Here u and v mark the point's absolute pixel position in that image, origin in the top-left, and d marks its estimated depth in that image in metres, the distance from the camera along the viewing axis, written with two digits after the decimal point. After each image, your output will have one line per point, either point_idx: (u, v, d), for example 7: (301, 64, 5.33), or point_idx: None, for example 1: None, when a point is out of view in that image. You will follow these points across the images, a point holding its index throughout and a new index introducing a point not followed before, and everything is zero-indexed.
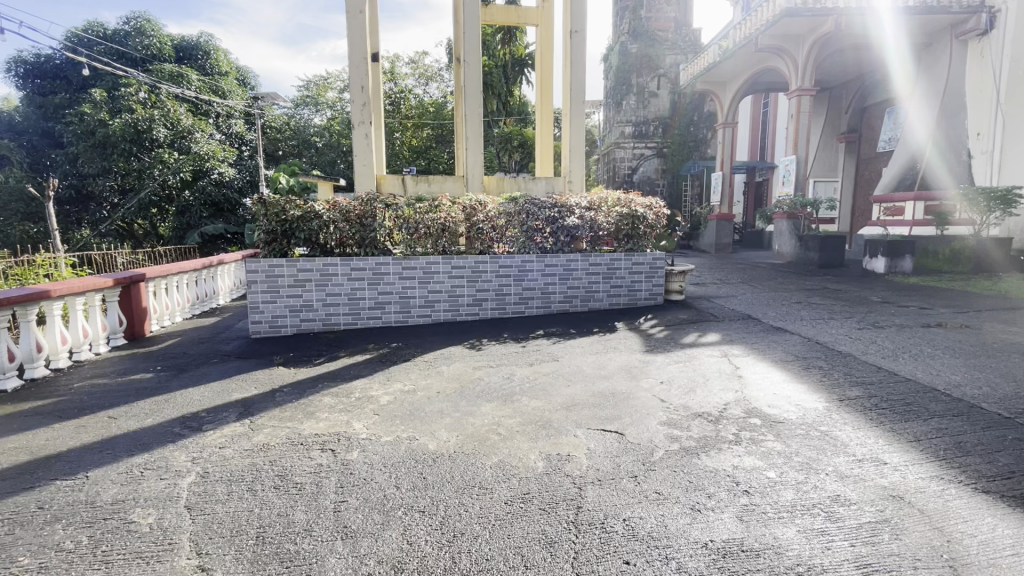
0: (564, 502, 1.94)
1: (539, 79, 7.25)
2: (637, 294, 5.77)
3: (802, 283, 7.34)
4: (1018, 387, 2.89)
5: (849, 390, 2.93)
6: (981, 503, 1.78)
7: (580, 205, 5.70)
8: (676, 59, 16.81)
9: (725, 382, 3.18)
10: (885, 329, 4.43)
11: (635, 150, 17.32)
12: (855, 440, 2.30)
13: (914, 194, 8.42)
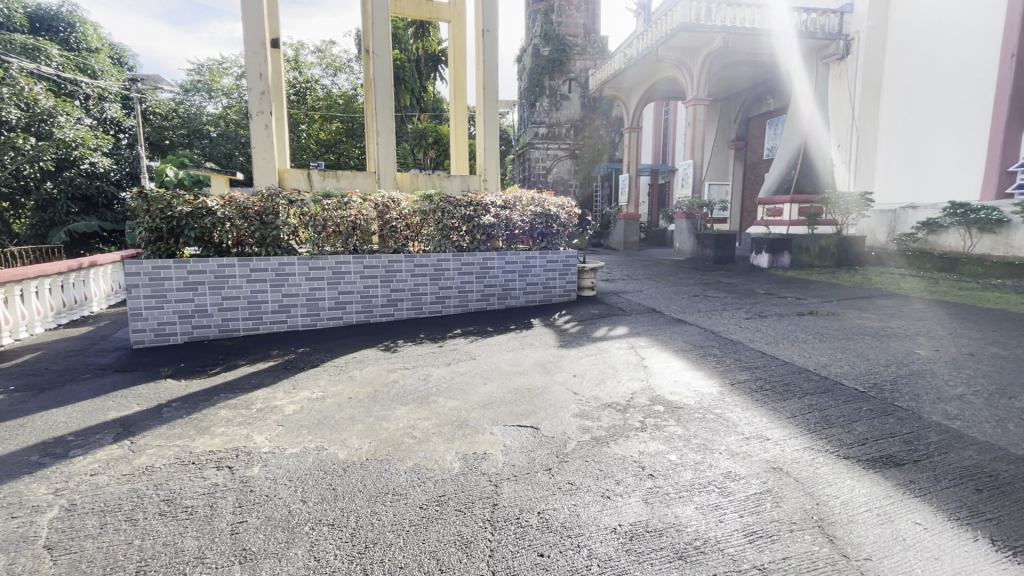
0: (481, 501, 1.94)
1: (453, 76, 7.18)
2: (553, 291, 5.92)
3: (700, 278, 7.96)
4: (872, 365, 3.34)
5: (739, 374, 3.23)
6: (841, 466, 2.05)
7: (496, 203, 5.68)
8: (585, 64, 17.49)
9: (632, 372, 3.37)
10: (768, 318, 4.95)
11: (549, 151, 17.83)
12: (744, 420, 2.53)
13: (791, 196, 9.17)
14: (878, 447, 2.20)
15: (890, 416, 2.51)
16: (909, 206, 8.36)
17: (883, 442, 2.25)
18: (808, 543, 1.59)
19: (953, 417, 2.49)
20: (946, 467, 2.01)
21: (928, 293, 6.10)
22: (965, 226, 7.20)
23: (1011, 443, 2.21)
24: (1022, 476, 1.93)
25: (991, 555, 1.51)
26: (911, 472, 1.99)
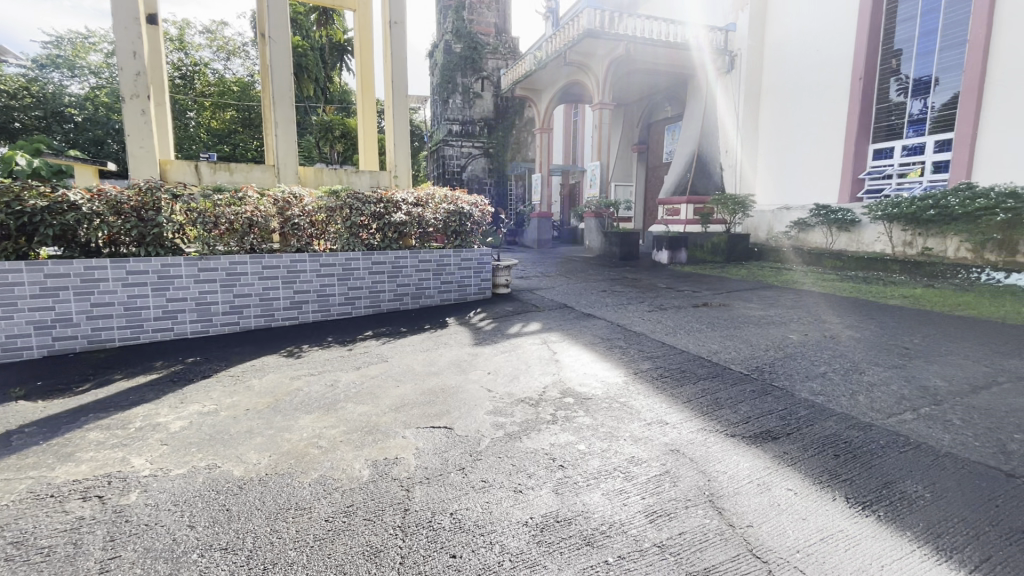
0: (391, 507, 1.88)
1: (359, 66, 6.88)
2: (467, 289, 5.90)
3: (609, 274, 8.36)
4: (754, 350, 3.72)
5: (641, 364, 3.43)
6: (728, 444, 2.25)
7: (407, 200, 5.54)
8: (497, 64, 17.60)
9: (544, 367, 3.45)
10: (668, 310, 5.33)
11: (462, 149, 17.75)
12: (645, 406, 2.70)
13: (687, 197, 10.00)
14: (759, 424, 2.44)
15: (768, 396, 2.81)
16: (784, 207, 9.39)
17: (763, 418, 2.50)
18: (700, 517, 1.72)
19: (818, 393, 2.83)
20: (813, 438, 2.28)
21: (800, 284, 6.90)
22: (828, 225, 8.28)
23: (861, 412, 2.56)
24: (869, 441, 2.25)
25: (847, 510, 1.73)
26: (785, 444, 2.23)
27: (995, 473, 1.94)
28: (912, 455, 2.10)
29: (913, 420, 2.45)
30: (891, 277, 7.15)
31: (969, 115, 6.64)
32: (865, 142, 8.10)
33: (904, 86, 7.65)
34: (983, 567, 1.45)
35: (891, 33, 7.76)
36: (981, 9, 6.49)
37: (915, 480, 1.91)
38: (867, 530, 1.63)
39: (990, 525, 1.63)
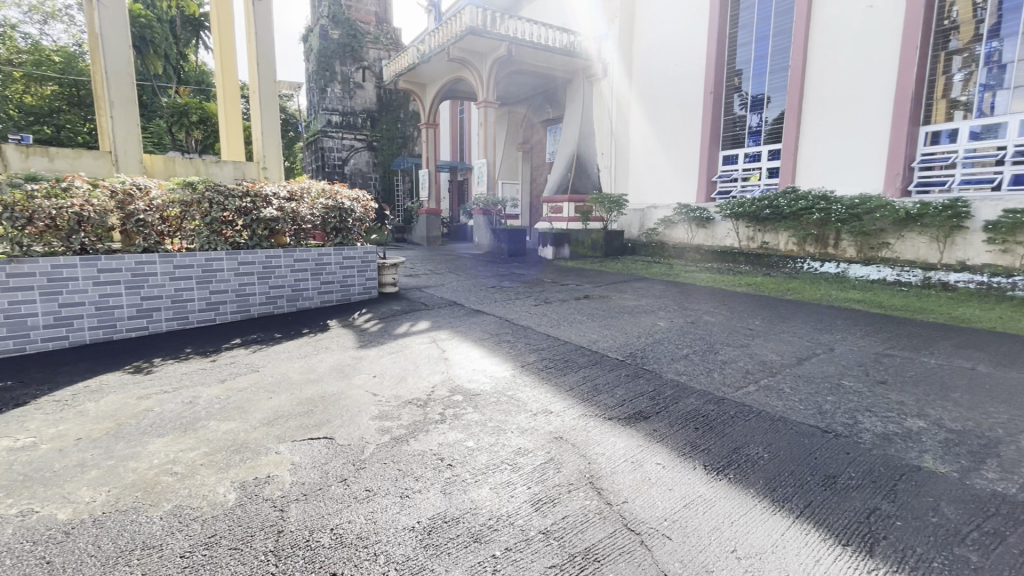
0: (262, 531, 1.71)
1: (218, 44, 6.14)
2: (351, 289, 5.59)
3: (497, 270, 8.50)
4: (628, 337, 4.03)
5: (528, 357, 3.53)
6: (606, 426, 2.40)
7: (279, 194, 5.09)
8: (378, 54, 16.92)
9: (432, 365, 3.40)
10: (553, 303, 5.57)
11: (343, 141, 16.79)
12: (532, 397, 2.78)
13: (569, 195, 10.56)
14: (632, 405, 2.65)
15: (640, 378, 3.06)
16: (652, 206, 10.29)
17: (636, 400, 2.72)
18: (581, 500, 1.81)
19: (681, 373, 3.15)
20: (677, 414, 2.53)
21: (667, 276, 7.60)
22: (689, 222, 9.26)
23: (715, 387, 2.90)
24: (722, 412, 2.55)
25: (705, 477, 1.95)
26: (654, 422, 2.44)
27: (815, 431, 2.31)
28: (755, 422, 2.42)
29: (755, 390, 2.84)
30: (738, 267, 8.17)
31: (792, 129, 7.80)
32: (715, 149, 9.18)
33: (744, 102, 8.76)
34: (806, 510, 1.72)
35: (733, 54, 8.86)
36: (799, 39, 7.65)
37: (757, 443, 2.20)
38: (720, 493, 1.84)
39: (811, 475, 1.93)
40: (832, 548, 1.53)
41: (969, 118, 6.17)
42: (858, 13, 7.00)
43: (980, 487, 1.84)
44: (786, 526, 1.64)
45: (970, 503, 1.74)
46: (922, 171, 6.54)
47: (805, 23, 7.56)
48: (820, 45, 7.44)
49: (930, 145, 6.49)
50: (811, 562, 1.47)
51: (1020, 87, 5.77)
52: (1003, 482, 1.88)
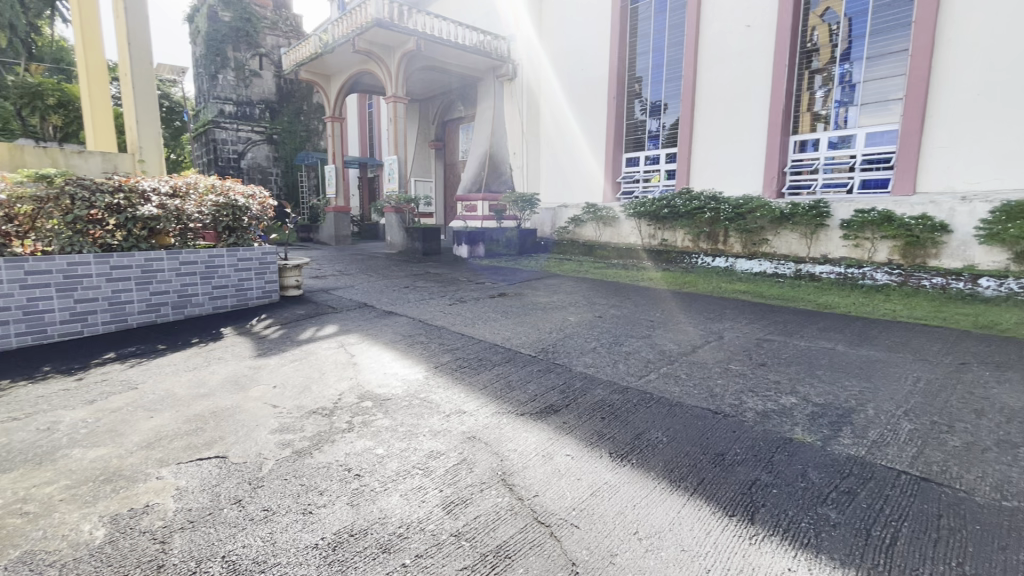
0: (138, 569, 1.52)
1: (77, 16, 5.36)
2: (247, 293, 5.15)
3: (411, 269, 8.31)
4: (541, 334, 4.13)
5: (441, 357, 3.49)
6: (518, 423, 2.43)
7: (160, 190, 4.57)
8: (277, 41, 15.79)
9: (340, 372, 3.24)
10: (467, 302, 5.55)
11: (239, 133, 15.47)
12: (444, 399, 2.74)
13: (483, 194, 10.50)
14: (543, 400, 2.71)
15: (551, 373, 3.15)
16: (563, 205, 10.63)
17: (547, 395, 2.78)
18: (494, 497, 1.82)
19: (590, 365, 3.29)
20: (585, 406, 2.63)
21: (577, 273, 7.87)
22: (596, 221, 9.68)
23: (621, 377, 3.06)
24: (626, 401, 2.69)
25: (610, 463, 2.04)
26: (564, 415, 2.52)
27: (707, 413, 2.52)
28: (655, 408, 2.58)
29: (655, 378, 3.04)
30: (642, 263, 8.68)
31: (686, 134, 8.43)
32: (619, 152, 9.68)
33: (644, 108, 9.32)
34: (698, 487, 1.87)
35: (633, 62, 9.39)
36: (690, 52, 8.28)
37: (656, 428, 2.35)
38: (624, 478, 1.93)
39: (702, 454, 2.10)
40: (720, 520, 1.67)
41: (828, 130, 7.05)
42: (738, 32, 7.72)
43: (839, 452, 2.11)
44: (681, 504, 1.76)
45: (830, 467, 1.99)
46: (792, 175, 7.39)
47: (694, 37, 8.20)
48: (707, 58, 8.11)
49: (798, 153, 7.34)
50: (702, 535, 1.59)
51: (866, 104, 6.69)
52: (856, 446, 2.17)
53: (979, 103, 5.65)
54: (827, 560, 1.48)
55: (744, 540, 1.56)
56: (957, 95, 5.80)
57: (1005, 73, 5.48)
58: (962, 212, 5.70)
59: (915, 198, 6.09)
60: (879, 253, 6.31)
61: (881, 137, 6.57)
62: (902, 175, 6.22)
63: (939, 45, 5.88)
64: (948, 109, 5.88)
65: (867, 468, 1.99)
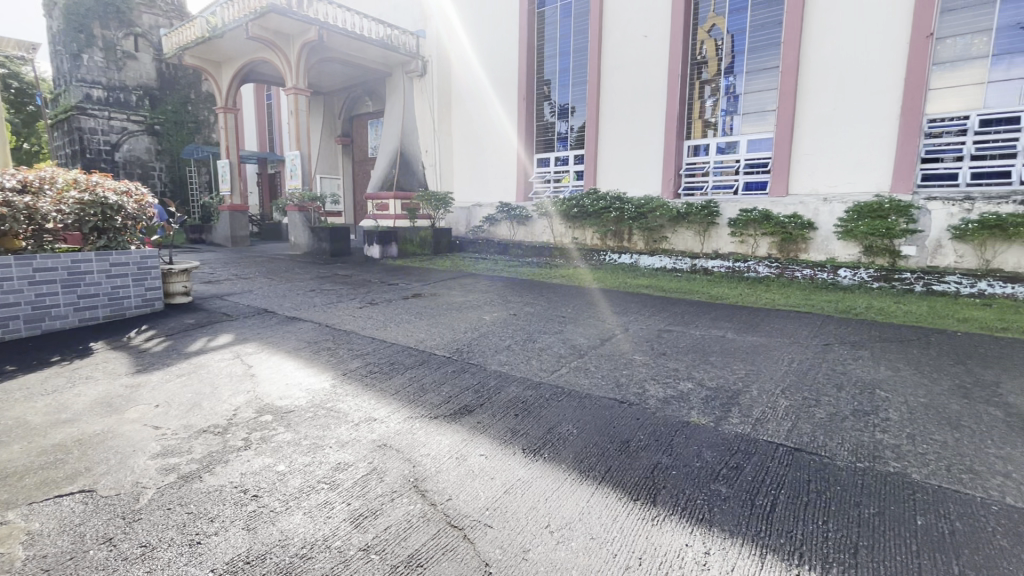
0: None
1: None
2: (123, 303, 4.57)
3: (318, 272, 7.86)
4: (455, 334, 4.09)
5: (351, 363, 3.33)
6: (432, 426, 2.39)
7: (4, 184, 3.89)
8: (155, 21, 14.18)
9: (236, 385, 2.96)
10: (379, 304, 5.37)
11: (111, 121, 13.66)
12: (354, 407, 2.62)
13: (394, 193, 10.12)
14: (457, 401, 2.68)
15: (465, 373, 3.13)
16: (477, 204, 10.66)
17: (461, 395, 2.76)
18: (405, 506, 1.76)
19: (504, 363, 3.32)
20: (499, 404, 2.64)
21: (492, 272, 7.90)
22: (510, 220, 9.80)
23: (534, 373, 3.12)
24: (538, 396, 2.74)
25: (523, 460, 2.07)
26: (479, 414, 2.51)
27: (614, 402, 2.64)
28: (566, 401, 2.66)
29: (567, 372, 3.14)
30: (555, 260, 8.84)
31: (592, 136, 8.78)
32: (530, 152, 9.90)
33: (553, 110, 9.60)
34: (606, 475, 1.95)
35: (541, 65, 9.65)
36: (593, 58, 8.64)
37: (567, 421, 2.42)
38: (536, 473, 1.97)
39: (609, 443, 2.20)
40: (626, 505, 1.75)
41: (717, 136, 7.69)
42: (636, 42, 8.18)
43: (729, 431, 2.31)
44: (590, 494, 1.83)
45: (721, 446, 2.16)
46: (687, 177, 7.99)
47: (597, 44, 8.57)
48: (609, 65, 8.52)
49: (691, 156, 7.95)
50: (609, 521, 1.66)
51: (748, 113, 7.39)
52: (743, 424, 2.39)
53: (836, 117, 6.48)
54: (719, 532, 1.61)
55: (647, 522, 1.65)
56: (818, 109, 6.60)
57: (854, 91, 6.33)
58: (824, 212, 6.55)
59: (788, 199, 6.85)
60: (760, 248, 7.03)
61: (761, 144, 7.31)
62: (777, 177, 6.97)
63: (804, 64, 6.66)
64: (811, 120, 6.68)
65: (752, 444, 2.19)
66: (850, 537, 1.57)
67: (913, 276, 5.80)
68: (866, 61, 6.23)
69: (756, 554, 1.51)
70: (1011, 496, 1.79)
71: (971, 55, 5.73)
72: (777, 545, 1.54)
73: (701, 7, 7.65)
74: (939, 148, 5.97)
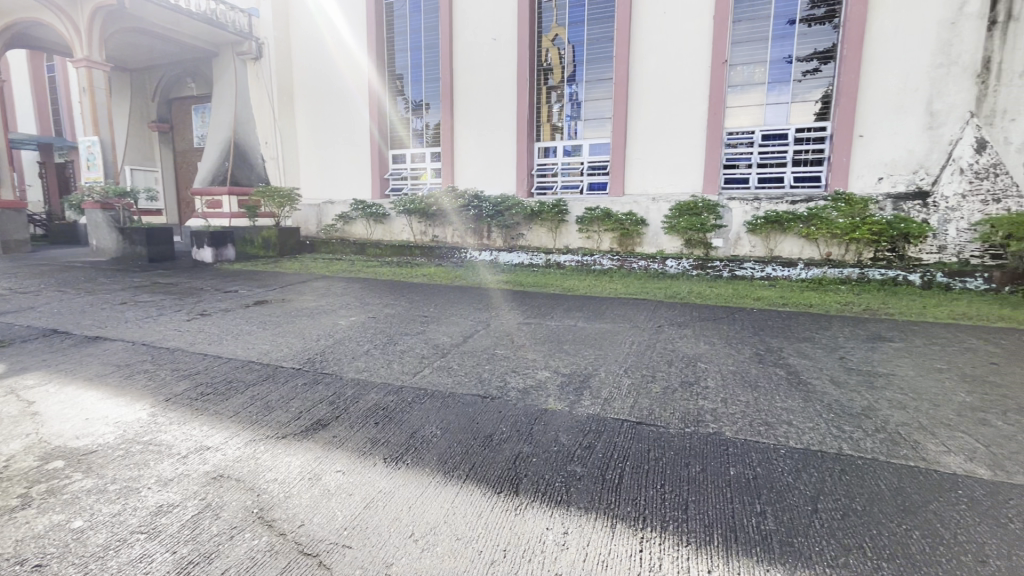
0: None
1: None
2: None
3: (129, 280, 6.62)
4: (306, 343, 3.76)
5: (176, 386, 2.86)
6: (279, 447, 2.16)
7: None
8: None
9: (8, 429, 2.34)
10: (212, 315, 4.71)
11: None
12: (181, 437, 2.25)
13: (228, 187, 9.14)
14: (309, 416, 2.47)
15: (319, 384, 2.88)
16: (328, 201, 9.98)
17: (314, 409, 2.55)
18: (247, 542, 1.56)
19: (362, 370, 3.14)
20: (357, 414, 2.49)
21: (348, 273, 7.45)
22: (366, 218, 9.35)
23: (395, 377, 3.00)
24: (400, 401, 2.65)
25: (384, 470, 1.97)
26: (334, 428, 2.34)
27: (476, 398, 2.67)
28: (429, 403, 2.61)
29: (429, 372, 3.09)
30: (414, 258, 8.59)
31: (448, 134, 8.78)
32: (385, 148, 9.57)
33: (407, 106, 9.40)
34: (470, 472, 1.95)
35: (392, 59, 9.38)
36: (445, 56, 8.63)
37: (430, 424, 2.37)
38: (399, 481, 1.89)
39: (473, 439, 2.21)
40: (490, 499, 1.78)
41: (563, 139, 8.24)
42: (486, 44, 8.36)
43: (581, 413, 2.49)
44: (455, 494, 1.81)
45: (576, 428, 2.32)
46: (538, 177, 8.44)
47: (448, 42, 8.57)
48: (461, 65, 8.59)
49: (542, 157, 8.41)
50: (474, 518, 1.67)
51: (589, 119, 8.05)
52: (593, 405, 2.59)
53: (659, 127, 7.39)
54: (576, 510, 1.71)
55: (510, 513, 1.70)
56: (645, 119, 7.46)
57: (672, 105, 7.28)
58: (654, 210, 7.43)
59: (625, 198, 7.63)
60: (604, 243, 7.71)
61: (601, 148, 8.02)
62: (616, 179, 7.72)
63: (633, 78, 7.46)
64: (641, 128, 7.51)
65: (602, 423, 2.38)
66: (681, 495, 1.80)
67: (721, 264, 6.72)
68: (680, 80, 7.20)
69: (608, 525, 1.64)
70: (793, 439, 2.22)
71: (754, 81, 6.97)
72: (624, 514, 1.69)
73: (544, 17, 8.10)
74: (736, 157, 7.18)
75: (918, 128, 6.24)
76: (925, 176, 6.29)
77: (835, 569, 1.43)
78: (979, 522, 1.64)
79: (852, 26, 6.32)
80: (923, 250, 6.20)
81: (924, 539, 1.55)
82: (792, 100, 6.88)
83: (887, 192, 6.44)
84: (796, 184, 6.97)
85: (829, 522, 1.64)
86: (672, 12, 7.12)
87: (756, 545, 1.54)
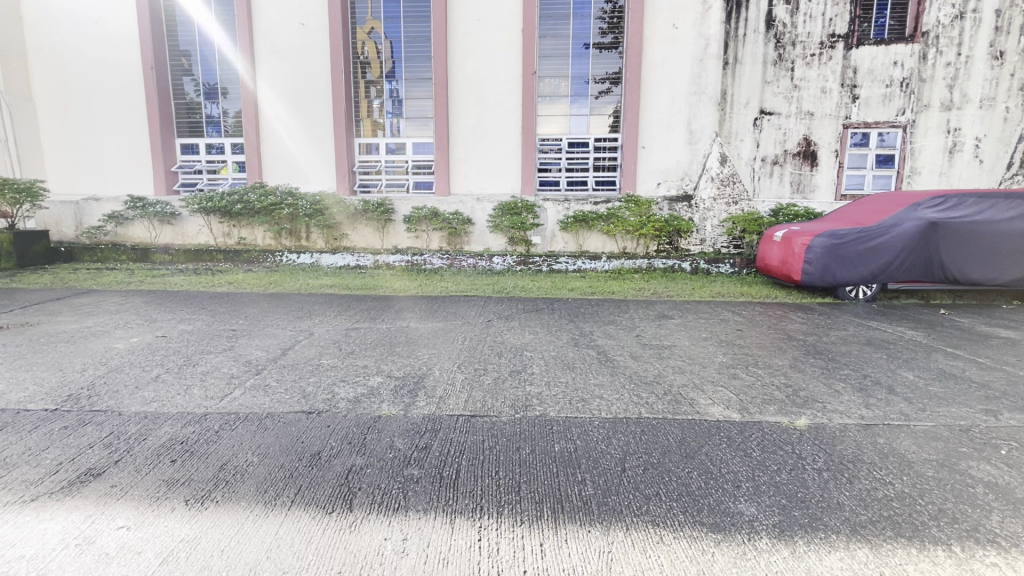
0: None
1: None
2: None
3: None
4: (65, 376, 2.98)
5: None
6: (29, 513, 1.68)
7: None
8: None
9: None
10: None
11: None
12: None
13: None
14: (75, 466, 1.97)
15: (86, 427, 2.31)
16: (91, 198, 8.06)
17: (81, 457, 2.04)
18: None
19: (150, 401, 2.61)
20: (146, 453, 2.07)
21: (125, 286, 6.13)
22: (147, 218, 7.82)
23: (196, 404, 2.58)
24: (204, 432, 2.28)
25: (187, 514, 1.68)
26: (112, 475, 1.91)
27: (300, 415, 2.44)
28: (242, 428, 2.30)
29: (241, 394, 2.71)
30: (217, 263, 7.48)
31: (252, 124, 7.84)
32: (169, 135, 8.11)
33: (198, 88, 8.11)
34: (298, 495, 1.79)
35: (173, 32, 7.99)
36: (243, 37, 7.65)
37: (244, 452, 2.09)
38: (207, 523, 1.63)
39: (297, 460, 2.02)
40: (321, 522, 1.65)
41: (386, 136, 8.02)
42: (292, 28, 7.65)
43: (416, 415, 2.46)
44: (279, 524, 1.63)
45: (411, 431, 2.29)
46: (361, 175, 8.07)
47: (246, 22, 7.61)
48: (263, 48, 7.71)
49: (364, 154, 8.06)
50: (302, 546, 1.53)
51: (411, 118, 7.96)
52: (429, 406, 2.58)
53: (479, 130, 7.69)
54: (415, 514, 1.69)
55: (345, 531, 1.60)
56: (466, 121, 7.68)
57: (490, 109, 7.64)
58: (479, 209, 7.70)
59: (451, 198, 7.76)
60: (433, 242, 7.74)
61: (424, 147, 8.01)
62: (442, 178, 7.80)
63: (452, 80, 7.61)
64: (462, 131, 7.71)
65: (437, 422, 2.39)
66: (513, 478, 1.91)
67: (540, 260, 7.32)
68: (496, 85, 7.59)
69: (448, 521, 1.65)
70: (604, 411, 2.53)
71: (560, 94, 7.73)
72: (463, 508, 1.73)
73: (358, 9, 7.74)
74: (547, 161, 7.87)
75: (682, 143, 7.63)
76: (689, 182, 7.73)
77: (641, 517, 1.68)
78: (733, 455, 2.10)
79: (632, 53, 7.40)
80: (691, 243, 7.66)
81: (701, 477, 1.92)
82: (591, 113, 7.78)
83: (664, 195, 7.75)
84: (598, 186, 7.93)
85: (634, 476, 1.92)
86: (486, 20, 7.46)
87: (579, 511, 1.71)
